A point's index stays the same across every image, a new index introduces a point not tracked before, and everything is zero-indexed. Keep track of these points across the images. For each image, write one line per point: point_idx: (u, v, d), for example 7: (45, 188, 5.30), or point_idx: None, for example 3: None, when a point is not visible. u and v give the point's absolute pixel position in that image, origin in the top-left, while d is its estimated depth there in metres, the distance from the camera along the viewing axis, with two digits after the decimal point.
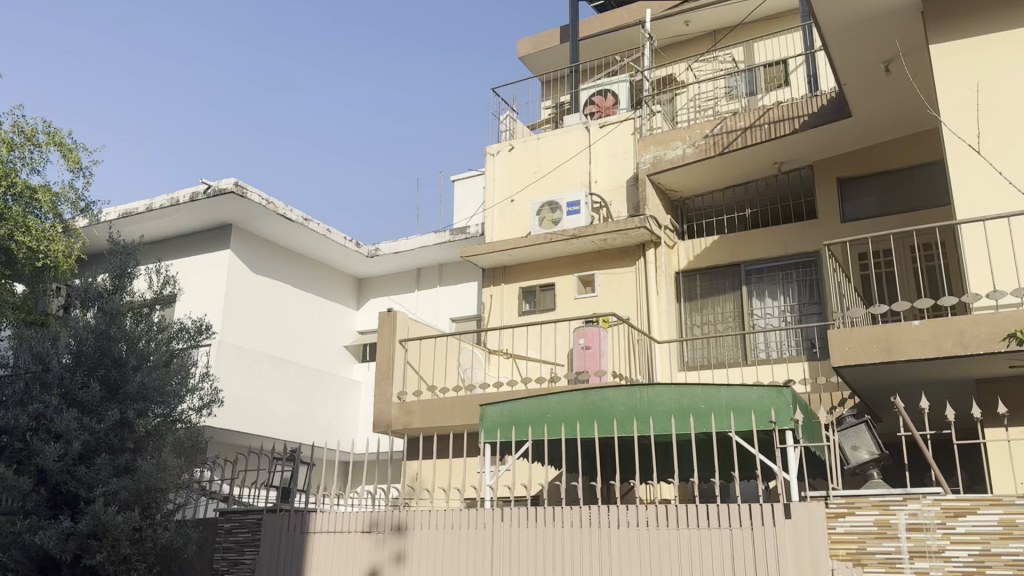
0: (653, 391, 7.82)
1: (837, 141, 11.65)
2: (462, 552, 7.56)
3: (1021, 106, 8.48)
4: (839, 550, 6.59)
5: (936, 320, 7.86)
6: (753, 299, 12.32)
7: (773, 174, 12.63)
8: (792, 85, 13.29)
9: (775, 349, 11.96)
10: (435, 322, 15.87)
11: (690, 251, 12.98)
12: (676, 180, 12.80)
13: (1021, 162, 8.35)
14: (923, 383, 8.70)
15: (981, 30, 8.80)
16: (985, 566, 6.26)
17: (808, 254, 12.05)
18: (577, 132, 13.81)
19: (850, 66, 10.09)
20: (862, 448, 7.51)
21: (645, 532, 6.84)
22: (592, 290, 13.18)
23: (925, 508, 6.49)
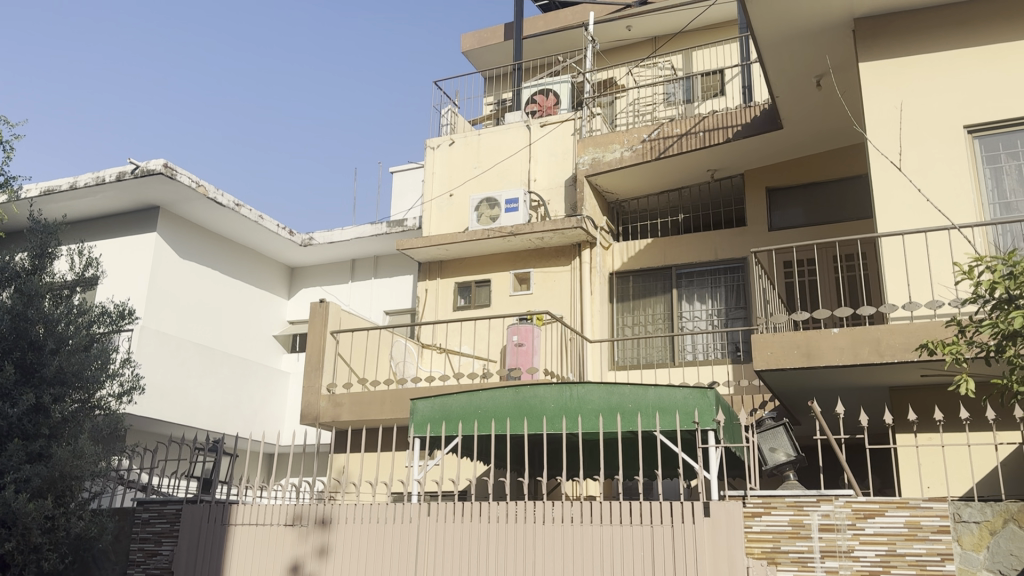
0: (582, 390, 7.93)
1: (769, 152, 11.99)
2: (386, 548, 7.53)
3: (941, 125, 8.85)
4: (754, 549, 6.80)
5: (855, 328, 8.17)
6: (683, 301, 12.59)
7: (707, 181, 12.91)
8: (728, 95, 13.60)
9: (702, 351, 12.24)
10: (368, 314, 15.74)
11: (624, 251, 13.15)
12: (613, 182, 12.96)
13: (940, 179, 8.70)
14: (840, 388, 9.03)
15: (906, 51, 9.16)
16: (891, 566, 6.52)
17: (736, 260, 12.37)
18: (518, 130, 13.87)
19: (783, 79, 10.39)
20: (779, 449, 7.75)
21: (569, 528, 6.94)
22: (527, 288, 13.25)
23: (837, 510, 6.74)
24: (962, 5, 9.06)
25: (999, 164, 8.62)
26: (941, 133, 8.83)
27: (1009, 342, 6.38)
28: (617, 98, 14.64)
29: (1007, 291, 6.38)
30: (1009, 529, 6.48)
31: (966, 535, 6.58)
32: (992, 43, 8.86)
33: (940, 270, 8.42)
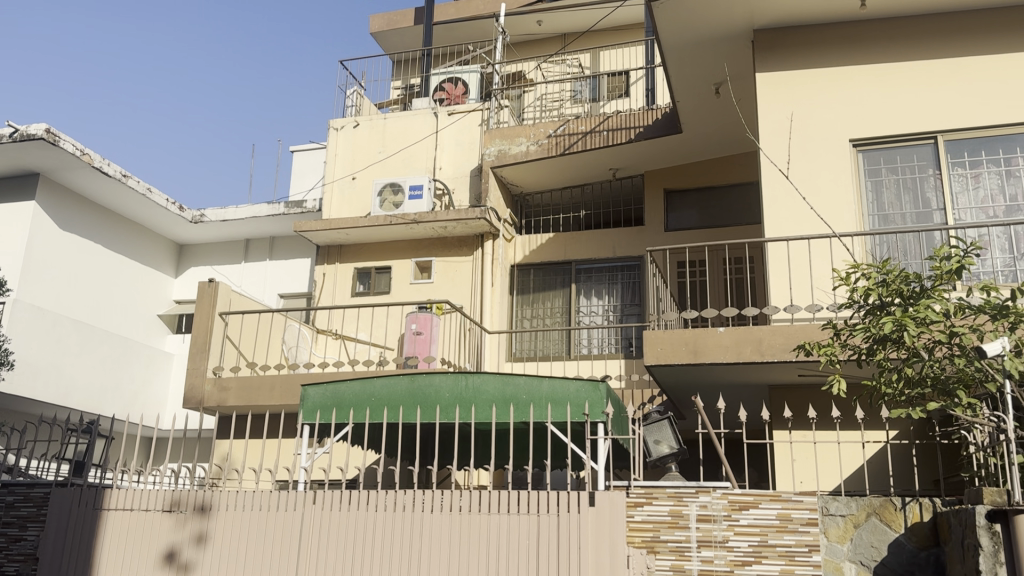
0: (477, 381, 7.94)
1: (670, 154, 12.31)
2: (268, 536, 7.37)
3: (829, 138, 9.28)
4: (635, 537, 7.01)
5: (740, 328, 8.49)
6: (581, 296, 12.79)
7: (609, 179, 13.16)
8: (632, 96, 13.86)
9: (597, 345, 12.44)
10: (261, 297, 15.32)
11: (527, 244, 13.25)
12: (519, 175, 13.01)
13: (825, 190, 9.12)
14: (724, 385, 9.38)
15: (799, 65, 9.57)
16: (762, 556, 6.79)
17: (633, 258, 12.66)
18: (425, 116, 13.75)
19: (685, 84, 10.69)
20: (663, 442, 8.03)
21: (457, 516, 6.95)
22: (428, 277, 13.17)
23: (714, 501, 6.95)
24: (853, 25, 9.54)
25: (879, 178, 9.11)
26: (828, 146, 9.26)
27: (879, 345, 6.77)
28: (525, 91, 14.67)
29: (879, 298, 6.77)
30: (872, 522, 6.86)
31: (832, 527, 6.90)
32: (877, 63, 9.37)
33: (822, 276, 8.84)
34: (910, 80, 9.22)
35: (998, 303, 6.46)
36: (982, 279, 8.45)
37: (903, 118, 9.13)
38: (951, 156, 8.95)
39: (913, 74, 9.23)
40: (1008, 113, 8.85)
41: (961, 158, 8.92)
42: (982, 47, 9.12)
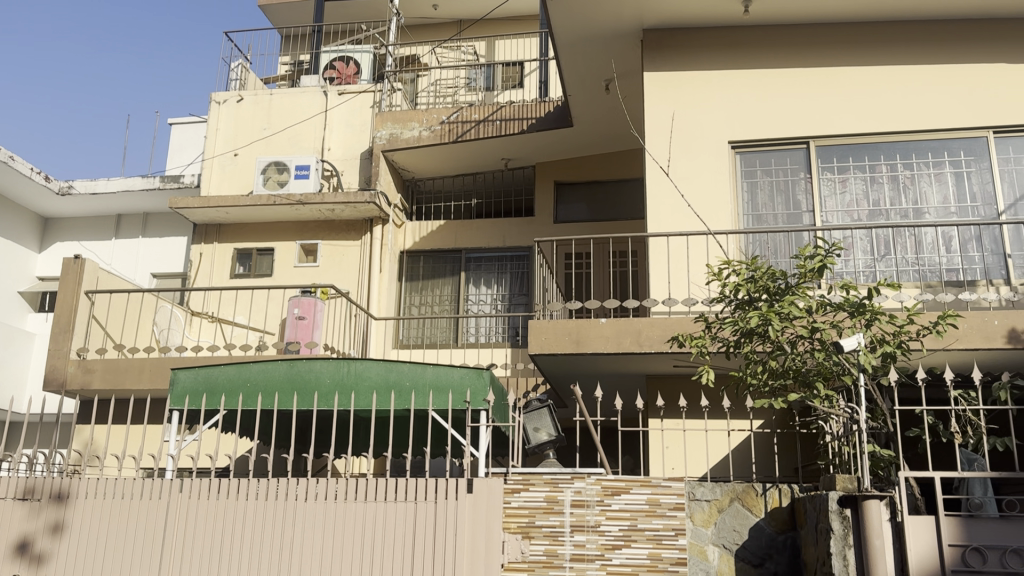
0: (360, 366, 7.81)
1: (561, 146, 12.48)
2: (131, 525, 7.04)
3: (709, 139, 9.61)
4: (510, 523, 6.99)
5: (620, 319, 8.69)
6: (470, 285, 12.79)
7: (500, 168, 13.19)
8: (527, 88, 13.75)
9: (484, 334, 12.46)
10: (132, 277, 14.57)
11: (417, 231, 13.12)
12: (410, 160, 12.86)
13: (705, 188, 9.45)
14: (602, 374, 9.60)
15: (684, 67, 9.86)
16: (631, 540, 6.92)
17: (522, 248, 12.77)
18: (314, 95, 13.38)
19: (576, 77, 10.84)
20: (542, 430, 8.12)
21: (332, 505, 6.83)
22: (313, 261, 12.86)
23: (588, 487, 7.04)
24: (737, 30, 9.89)
25: (754, 179, 9.52)
26: (709, 145, 9.59)
27: (746, 338, 7.09)
28: (419, 76, 14.37)
29: (748, 293, 7.11)
30: (735, 507, 7.01)
31: (698, 512, 7.04)
32: (757, 69, 9.76)
33: (698, 271, 9.16)
34: (787, 86, 9.66)
35: (856, 302, 6.87)
36: (844, 277, 8.94)
37: (779, 122, 9.55)
38: (821, 161, 9.45)
39: (789, 81, 9.68)
40: (874, 123, 9.40)
41: (831, 163, 9.43)
42: (853, 59, 9.64)
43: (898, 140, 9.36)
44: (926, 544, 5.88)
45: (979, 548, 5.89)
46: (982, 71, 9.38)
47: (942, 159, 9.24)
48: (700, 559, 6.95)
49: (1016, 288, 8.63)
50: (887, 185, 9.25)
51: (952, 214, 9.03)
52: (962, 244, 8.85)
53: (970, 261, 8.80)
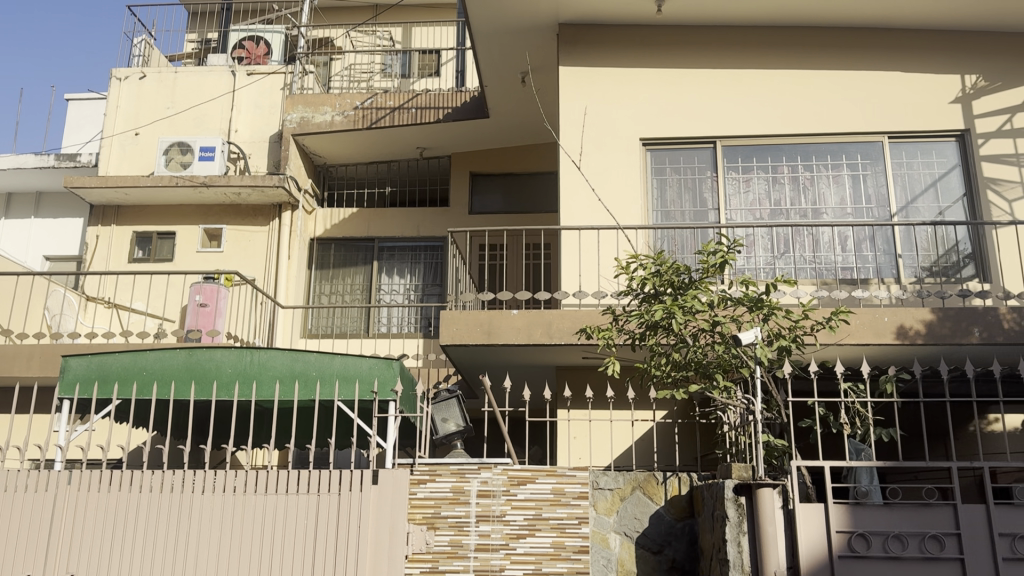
0: (263, 355, 7.63)
1: (476, 137, 12.44)
2: (15, 519, 6.73)
3: (621, 135, 9.76)
4: (416, 514, 6.89)
5: (531, 311, 8.75)
6: (382, 274, 12.63)
7: (415, 157, 13.06)
8: (443, 77, 13.63)
9: (396, 325, 12.35)
10: (23, 259, 13.81)
11: (328, 218, 12.85)
12: (322, 145, 12.59)
13: (615, 183, 9.59)
14: (511, 365, 9.66)
15: (598, 62, 9.97)
16: (535, 529, 6.92)
17: (436, 238, 12.70)
18: (222, 74, 12.94)
19: (491, 68, 10.82)
20: (450, 420, 8.05)
21: (231, 497, 6.64)
22: (217, 246, 12.46)
23: (495, 476, 6.98)
24: (650, 28, 10.06)
25: (664, 176, 9.72)
26: (620, 141, 9.74)
27: (651, 331, 7.25)
28: (333, 59, 13.95)
29: (653, 287, 7.29)
30: (637, 495, 7.14)
31: (601, 500, 7.14)
32: (669, 68, 9.95)
33: (607, 264, 9.30)
34: (697, 86, 9.89)
35: (754, 297, 7.12)
36: (745, 273, 9.25)
37: (688, 122, 9.78)
38: (727, 161, 9.72)
39: (700, 82, 9.90)
40: (778, 125, 9.72)
41: (736, 163, 9.71)
42: (760, 62, 9.92)
43: (799, 142, 9.71)
44: (815, 531, 6.09)
45: (864, 534, 6.09)
46: (881, 79, 9.79)
47: (840, 162, 9.63)
48: (601, 546, 7.08)
49: (905, 287, 9.07)
50: (788, 186, 9.60)
51: (848, 214, 9.43)
52: (856, 243, 9.26)
53: (863, 261, 9.22)
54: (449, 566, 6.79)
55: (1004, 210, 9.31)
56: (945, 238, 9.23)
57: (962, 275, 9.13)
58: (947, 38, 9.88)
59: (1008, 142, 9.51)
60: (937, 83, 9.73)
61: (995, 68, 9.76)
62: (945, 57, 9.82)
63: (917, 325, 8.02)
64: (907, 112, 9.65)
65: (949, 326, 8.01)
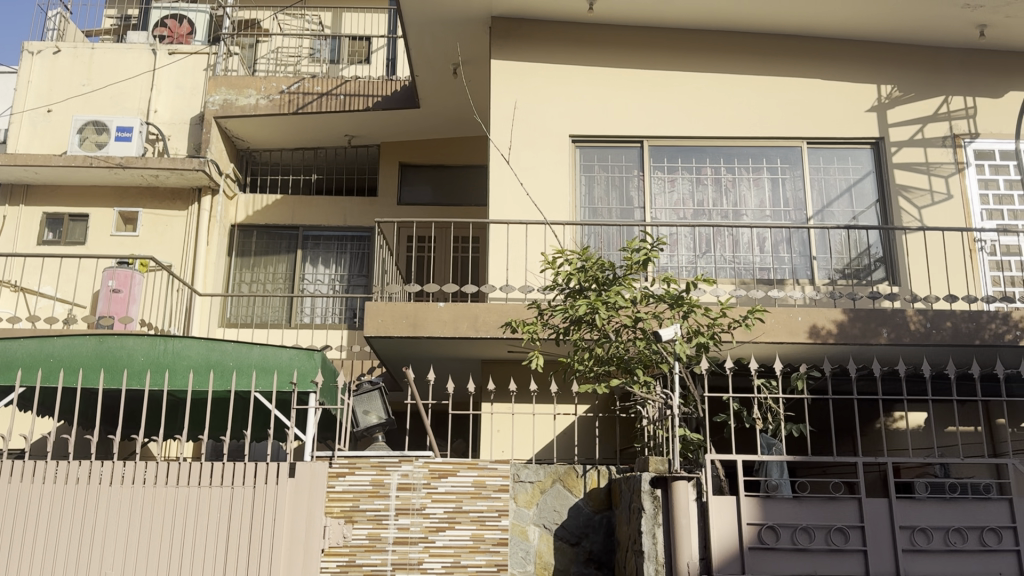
0: (179, 345, 7.40)
1: (406, 127, 12.32)
2: None
3: (550, 130, 9.80)
4: (333, 507, 6.81)
5: (458, 304, 8.70)
6: (306, 264, 12.39)
7: (342, 145, 12.86)
8: (373, 64, 13.38)
9: (320, 315, 12.10)
10: None
11: (250, 204, 12.53)
12: (246, 129, 12.27)
13: (543, 179, 9.63)
14: (435, 358, 9.62)
15: (530, 58, 9.99)
16: (455, 522, 6.86)
17: (363, 228, 12.53)
18: (141, 53, 12.46)
19: (422, 58, 10.73)
20: (372, 413, 7.88)
21: (141, 489, 6.41)
22: (132, 230, 12.02)
23: (415, 469, 6.93)
24: (582, 26, 10.13)
25: (592, 174, 9.81)
26: (550, 137, 9.78)
27: (575, 326, 7.32)
28: (259, 42, 13.56)
29: (578, 282, 7.34)
30: (556, 488, 7.20)
31: (522, 493, 7.18)
32: (600, 67, 10.04)
33: (534, 258, 9.34)
34: (626, 85, 10.00)
35: (675, 294, 7.24)
36: (668, 271, 9.42)
37: (616, 121, 9.89)
38: (653, 160, 9.88)
39: (629, 81, 10.02)
40: (703, 127, 9.92)
41: (662, 163, 9.88)
42: (689, 64, 10.10)
43: (723, 145, 9.93)
44: (726, 523, 6.24)
45: (773, 526, 6.26)
46: (802, 86, 10.09)
47: (761, 165, 9.89)
48: (521, 539, 7.10)
49: (819, 287, 9.40)
50: (711, 187, 9.81)
51: (766, 217, 9.69)
52: (774, 245, 9.53)
53: (780, 261, 9.50)
54: (367, 559, 6.71)
55: (914, 217, 9.72)
56: (857, 242, 9.59)
57: (872, 278, 9.50)
58: (865, 49, 10.24)
59: (919, 151, 9.92)
60: (855, 92, 10.09)
61: (909, 79, 10.17)
62: (863, 68, 10.17)
63: (830, 325, 8.31)
64: (825, 119, 9.97)
65: (858, 327, 8.32)
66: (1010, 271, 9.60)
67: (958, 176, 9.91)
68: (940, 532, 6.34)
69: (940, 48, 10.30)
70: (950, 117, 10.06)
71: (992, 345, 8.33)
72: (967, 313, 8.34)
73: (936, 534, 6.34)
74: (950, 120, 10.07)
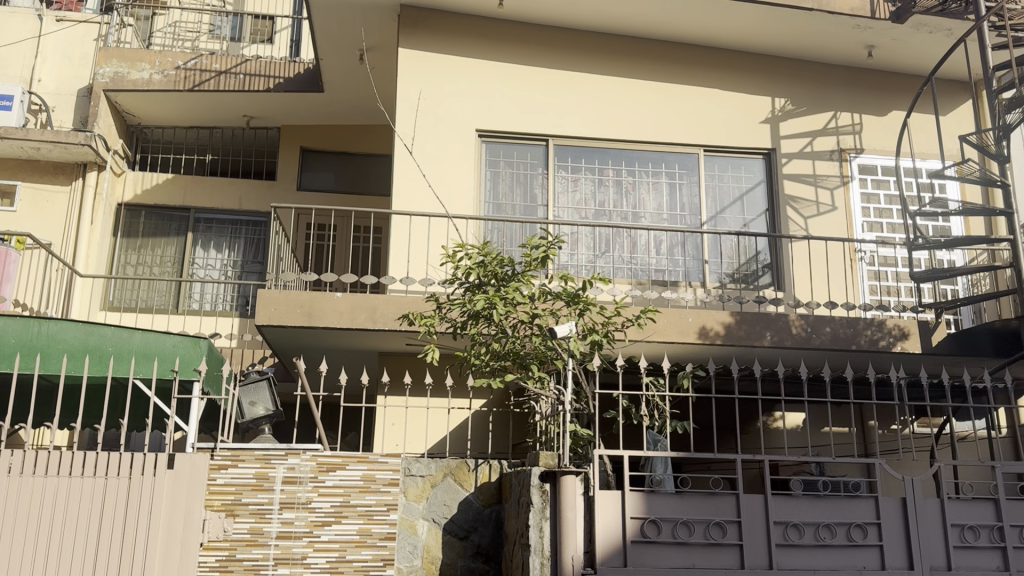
0: (53, 327, 7.04)
1: (309, 110, 12.03)
2: None
3: (456, 124, 9.75)
4: (214, 501, 6.58)
5: (355, 295, 8.54)
6: (197, 247, 11.96)
7: (241, 126, 12.46)
8: (275, 44, 12.91)
9: (210, 302, 11.67)
10: None
11: (138, 182, 11.98)
12: (138, 105, 11.78)
13: (447, 172, 9.57)
14: (329, 349, 9.43)
15: (438, 49, 9.92)
16: (342, 516, 6.73)
17: (260, 214, 12.17)
18: (25, 17, 11.70)
19: (328, 41, 10.53)
20: (258, 404, 7.56)
21: (5, 479, 6.01)
22: (8, 204, 11.26)
23: (302, 463, 6.74)
24: (491, 21, 10.13)
25: (497, 169, 9.83)
26: (455, 130, 9.73)
27: (473, 321, 7.32)
28: (156, 14, 12.77)
29: (478, 277, 7.33)
30: (447, 482, 7.14)
31: (411, 487, 7.06)
32: (508, 63, 10.05)
33: (435, 251, 9.27)
34: (532, 83, 10.05)
35: (572, 292, 7.29)
36: (567, 269, 9.52)
37: (522, 118, 9.92)
38: (557, 159, 9.97)
39: (536, 79, 10.07)
40: (606, 128, 10.07)
41: (565, 162, 9.98)
42: (595, 66, 10.24)
43: (625, 147, 10.12)
44: (611, 517, 6.36)
45: (655, 520, 6.41)
46: (702, 94, 10.37)
47: (660, 170, 10.13)
48: (408, 533, 7.00)
49: (709, 290, 9.69)
50: (612, 189, 9.97)
51: (664, 220, 9.93)
52: (670, 248, 9.77)
53: (674, 264, 9.74)
54: (248, 554, 6.50)
55: (800, 225, 10.17)
56: (746, 248, 9.95)
57: (759, 283, 9.87)
58: (762, 62, 10.62)
59: (807, 163, 10.39)
60: (752, 103, 10.45)
61: (802, 94, 10.61)
62: (760, 80, 10.55)
63: (718, 327, 8.57)
64: (723, 128, 10.29)
65: (744, 329, 8.63)
66: (887, 281, 10.14)
67: (842, 189, 10.42)
68: (811, 528, 6.63)
69: (831, 66, 10.79)
70: (837, 132, 10.55)
71: (867, 351, 8.79)
72: (845, 320, 8.77)
73: (807, 530, 6.63)
74: (838, 135, 10.55)
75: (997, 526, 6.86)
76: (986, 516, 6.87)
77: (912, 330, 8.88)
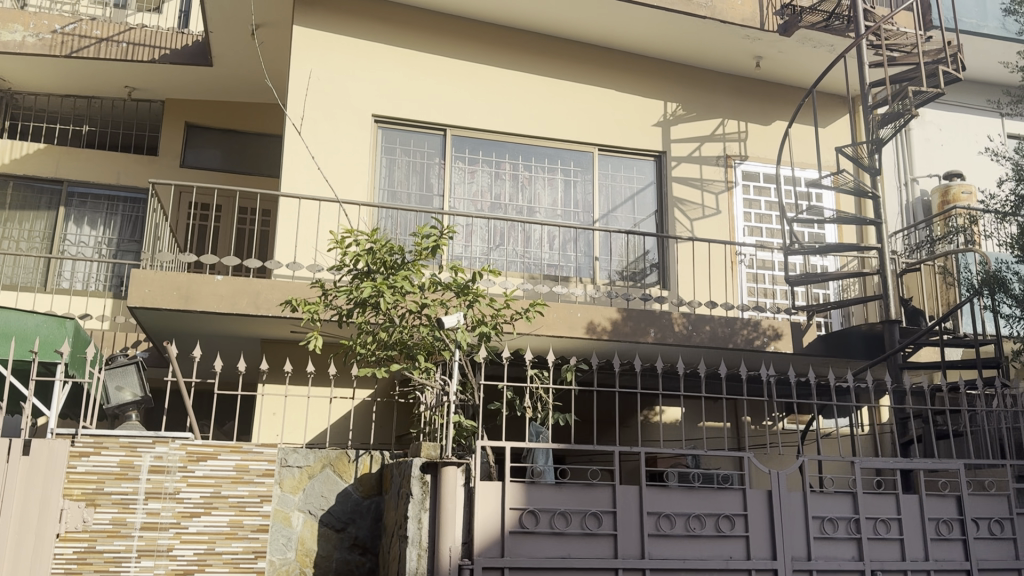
0: None
1: (198, 84, 11.55)
2: None
3: (351, 108, 9.56)
4: (73, 490, 6.21)
5: (237, 279, 8.26)
6: (70, 223, 11.31)
7: (122, 97, 11.89)
8: (163, 14, 12.22)
9: (81, 280, 11.08)
10: None
11: (7, 149, 11.26)
12: (9, 68, 11.08)
13: (340, 157, 9.38)
14: (207, 333, 9.09)
15: (333, 31, 9.70)
16: (212, 507, 6.49)
17: (140, 191, 11.61)
18: None
19: (218, 15, 10.16)
20: (126, 389, 7.13)
21: None
22: None
23: (170, 452, 6.47)
24: (391, 6, 9.98)
25: (393, 157, 9.70)
26: (350, 115, 9.54)
27: (359, 309, 7.16)
28: None
29: (366, 265, 7.17)
30: (325, 473, 7.01)
31: (287, 478, 6.89)
32: (406, 50, 9.93)
33: (323, 237, 9.07)
34: (431, 72, 9.96)
35: (461, 283, 7.21)
36: (459, 260, 9.49)
37: (419, 107, 9.81)
38: (455, 150, 9.91)
39: (434, 68, 9.98)
40: (504, 122, 10.09)
41: (462, 154, 9.94)
42: (494, 59, 10.24)
43: (521, 142, 10.16)
44: (491, 508, 6.37)
45: (534, 511, 6.47)
46: (598, 94, 10.54)
47: (556, 166, 10.22)
48: (283, 525, 6.82)
49: (598, 286, 9.86)
50: (508, 182, 10.00)
51: (557, 216, 10.03)
52: (562, 244, 9.90)
53: (566, 259, 9.87)
54: (109, 546, 6.18)
55: (686, 227, 10.48)
56: (635, 247, 10.16)
57: (645, 281, 10.10)
58: (657, 67, 10.88)
59: (695, 167, 10.71)
60: (645, 106, 10.69)
61: (693, 100, 10.92)
62: (654, 84, 10.80)
63: (605, 323, 8.72)
64: (617, 129, 10.48)
65: (630, 326, 8.82)
66: (764, 283, 10.55)
67: (727, 193, 10.78)
68: (682, 518, 6.83)
69: (720, 75, 11.16)
70: (724, 138, 10.91)
71: (743, 349, 9.14)
72: (724, 319, 9.09)
73: (678, 520, 6.83)
74: (724, 142, 10.92)
75: (854, 518, 7.22)
76: (844, 509, 7.23)
77: (785, 331, 9.29)
